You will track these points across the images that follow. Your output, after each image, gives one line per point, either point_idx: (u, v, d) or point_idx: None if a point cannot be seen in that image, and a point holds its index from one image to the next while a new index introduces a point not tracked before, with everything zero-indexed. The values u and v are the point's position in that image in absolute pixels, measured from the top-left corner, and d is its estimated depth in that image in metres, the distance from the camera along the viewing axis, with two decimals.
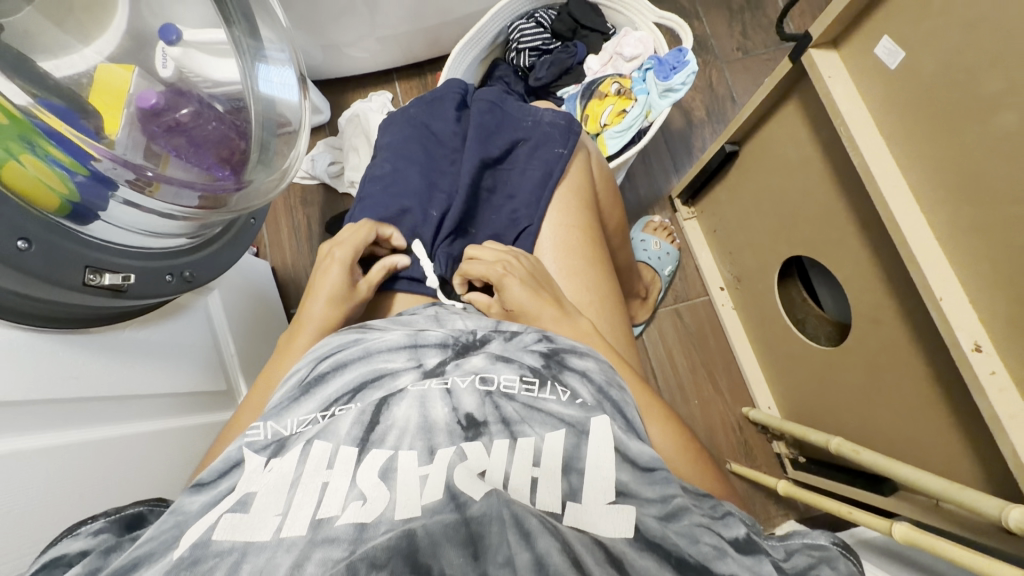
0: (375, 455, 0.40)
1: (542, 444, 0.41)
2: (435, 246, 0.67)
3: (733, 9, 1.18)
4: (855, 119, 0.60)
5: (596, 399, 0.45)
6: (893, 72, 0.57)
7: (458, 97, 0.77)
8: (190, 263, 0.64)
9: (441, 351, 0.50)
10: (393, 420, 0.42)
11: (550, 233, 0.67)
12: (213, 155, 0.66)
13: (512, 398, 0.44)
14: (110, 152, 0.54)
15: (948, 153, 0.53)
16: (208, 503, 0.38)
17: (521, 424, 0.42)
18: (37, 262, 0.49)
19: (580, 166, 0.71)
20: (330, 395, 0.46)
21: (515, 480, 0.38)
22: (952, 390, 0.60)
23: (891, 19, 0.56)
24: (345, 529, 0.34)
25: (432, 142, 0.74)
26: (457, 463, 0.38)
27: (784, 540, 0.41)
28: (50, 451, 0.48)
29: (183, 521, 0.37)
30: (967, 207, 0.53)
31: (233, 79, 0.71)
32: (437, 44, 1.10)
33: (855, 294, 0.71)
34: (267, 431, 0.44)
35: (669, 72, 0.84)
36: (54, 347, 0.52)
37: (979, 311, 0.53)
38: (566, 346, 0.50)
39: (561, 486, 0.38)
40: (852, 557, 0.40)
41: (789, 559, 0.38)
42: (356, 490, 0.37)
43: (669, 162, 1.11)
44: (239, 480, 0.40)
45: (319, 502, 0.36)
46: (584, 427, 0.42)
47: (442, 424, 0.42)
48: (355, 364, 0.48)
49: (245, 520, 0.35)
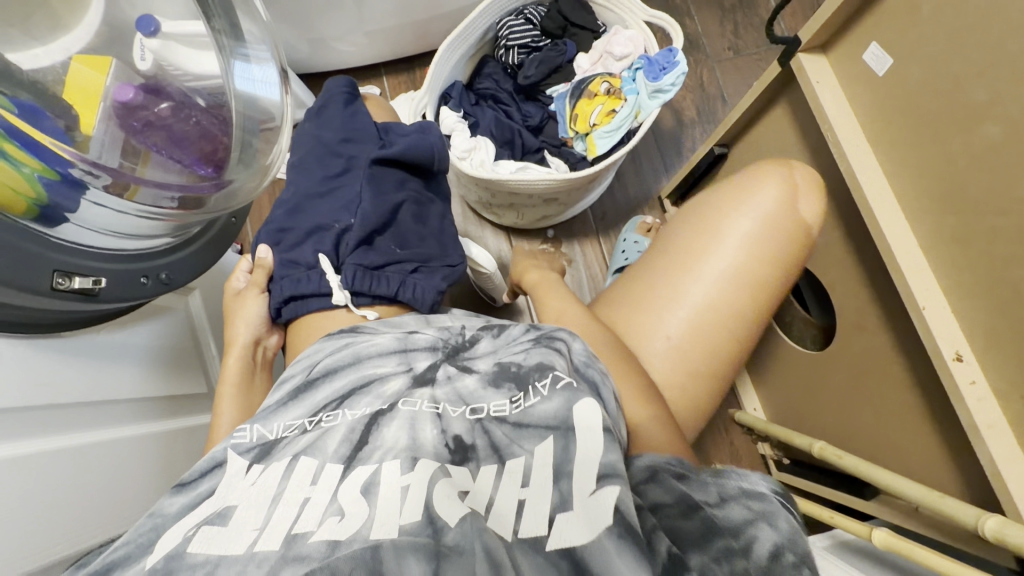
0: (361, 470, 0.39)
1: (532, 462, 0.40)
2: (343, 258, 0.59)
3: (725, 7, 1.17)
4: (842, 124, 0.59)
5: (575, 376, 0.46)
6: (881, 79, 0.57)
7: (346, 97, 0.69)
8: (165, 264, 0.62)
9: (430, 355, 0.52)
10: (382, 441, 0.42)
11: (692, 292, 0.58)
12: (194, 151, 0.65)
13: (502, 420, 0.43)
14: (85, 157, 0.53)
15: (934, 160, 0.53)
16: (187, 505, 0.39)
17: (510, 447, 0.41)
18: (1, 267, 0.46)
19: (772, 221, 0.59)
20: (318, 400, 0.47)
21: (499, 504, 0.37)
22: (931, 394, 0.60)
23: (880, 25, 0.55)
24: (317, 548, 0.33)
25: (321, 154, 0.66)
26: (441, 478, 0.38)
27: (717, 480, 0.39)
28: (22, 461, 0.46)
29: (160, 524, 0.38)
30: (949, 215, 0.53)
31: (212, 73, 0.68)
32: (425, 38, 1.08)
33: (841, 300, 0.71)
34: (252, 434, 0.45)
35: (659, 73, 0.83)
36: (27, 353, 0.50)
37: (960, 320, 0.53)
38: (553, 328, 0.52)
39: (551, 497, 0.37)
40: (788, 503, 0.37)
41: (721, 511, 0.35)
42: (336, 505, 0.37)
43: (659, 162, 1.11)
44: (221, 482, 0.41)
45: (297, 516, 0.36)
46: (570, 424, 0.41)
47: (429, 446, 0.41)
48: (344, 370, 0.49)
49: (222, 533, 0.35)
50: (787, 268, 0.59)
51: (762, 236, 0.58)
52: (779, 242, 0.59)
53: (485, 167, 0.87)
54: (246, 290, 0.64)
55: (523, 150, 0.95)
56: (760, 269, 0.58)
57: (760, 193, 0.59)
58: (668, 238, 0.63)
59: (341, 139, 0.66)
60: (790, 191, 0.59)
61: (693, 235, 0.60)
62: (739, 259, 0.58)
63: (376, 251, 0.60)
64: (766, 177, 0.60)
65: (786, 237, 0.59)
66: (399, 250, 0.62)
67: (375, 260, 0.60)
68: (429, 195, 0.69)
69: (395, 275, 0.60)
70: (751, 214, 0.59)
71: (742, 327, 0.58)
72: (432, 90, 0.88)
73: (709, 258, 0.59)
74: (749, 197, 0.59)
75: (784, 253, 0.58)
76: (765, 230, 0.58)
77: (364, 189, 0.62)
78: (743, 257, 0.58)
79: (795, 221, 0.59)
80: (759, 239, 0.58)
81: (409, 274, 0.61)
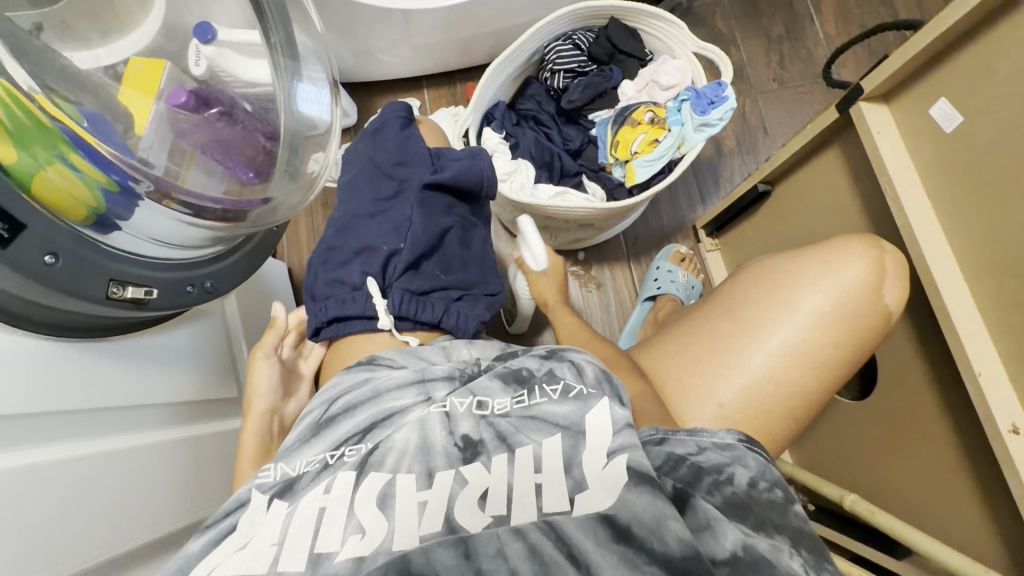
0: (375, 478, 0.40)
1: (541, 451, 0.41)
2: (390, 281, 0.60)
3: (772, 37, 1.15)
4: (901, 176, 0.57)
5: (595, 382, 0.45)
6: (948, 136, 0.54)
7: (402, 121, 0.69)
8: (210, 273, 0.63)
9: (448, 384, 0.49)
10: (393, 443, 0.43)
11: (755, 364, 0.55)
12: (239, 156, 0.67)
13: (507, 414, 0.44)
14: (146, 172, 0.54)
15: (1003, 223, 0.51)
16: (209, 542, 0.40)
17: (517, 436, 0.42)
18: (62, 277, 0.48)
19: (850, 297, 0.56)
20: (340, 434, 0.46)
21: (519, 491, 0.39)
22: (977, 461, 0.58)
23: (949, 81, 0.53)
24: (343, 566, 0.35)
25: (375, 174, 0.66)
26: (458, 491, 0.39)
27: (693, 433, 0.45)
28: (60, 464, 0.47)
29: (185, 564, 0.38)
30: (1012, 282, 0.51)
31: (262, 80, 0.70)
32: (469, 55, 1.09)
33: (884, 351, 0.69)
34: (276, 472, 0.44)
35: (707, 107, 0.83)
36: (71, 356, 0.51)
37: (1020, 392, 0.51)
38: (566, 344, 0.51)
39: (565, 484, 0.38)
40: (753, 443, 0.45)
41: (702, 456, 0.43)
42: (356, 521, 0.38)
43: (696, 191, 1.09)
44: (243, 516, 0.41)
45: (316, 531, 0.37)
46: (581, 427, 0.41)
47: (439, 446, 0.42)
48: (365, 405, 0.48)
49: (239, 558, 0.37)
50: (856, 353, 0.57)
51: (836, 317, 0.56)
52: (852, 325, 0.56)
53: (525, 191, 0.87)
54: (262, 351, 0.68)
55: (561, 173, 0.95)
56: (827, 350, 0.56)
57: (843, 269, 0.56)
58: (732, 296, 0.61)
59: (394, 162, 0.66)
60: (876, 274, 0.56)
61: (764, 300, 0.58)
62: (807, 334, 0.55)
63: (424, 274, 0.61)
64: (851, 254, 0.57)
65: (862, 320, 0.56)
66: (444, 276, 0.63)
67: (420, 286, 0.60)
68: (473, 219, 0.69)
69: (441, 301, 0.61)
70: (828, 290, 0.56)
71: (799, 405, 0.56)
72: (476, 110, 0.89)
73: (777, 327, 0.56)
74: (828, 271, 0.56)
75: (855, 338, 0.56)
76: (842, 310, 0.56)
77: (415, 214, 0.62)
78: (814, 333, 0.55)
79: (875, 308, 0.56)
80: (831, 319, 0.56)
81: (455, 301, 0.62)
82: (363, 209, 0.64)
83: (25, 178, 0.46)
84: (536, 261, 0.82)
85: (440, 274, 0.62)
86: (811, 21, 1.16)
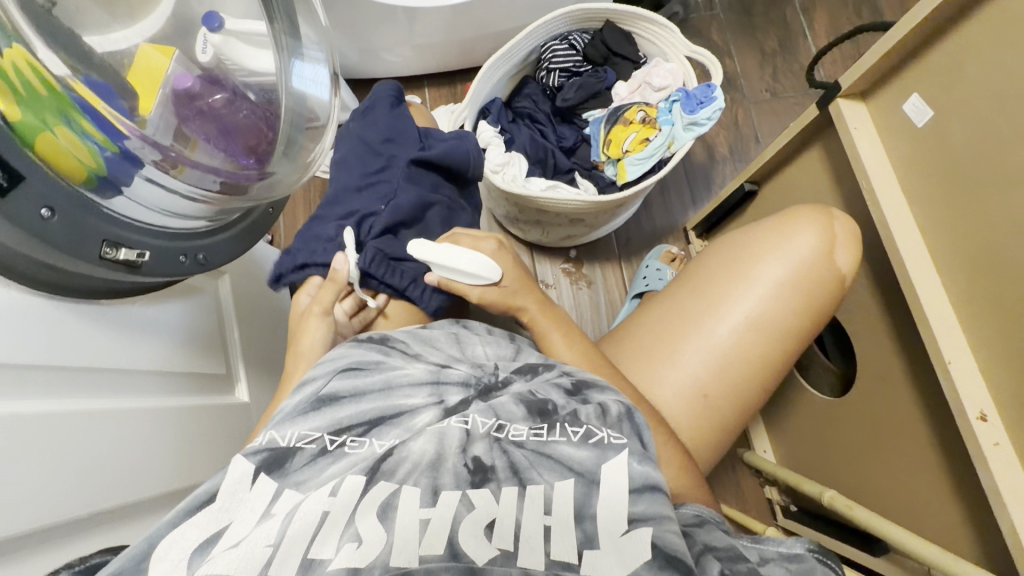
0: (381, 487, 0.41)
1: (552, 494, 0.42)
2: (367, 238, 0.62)
3: (766, 50, 1.19)
4: (877, 172, 0.59)
5: (616, 424, 0.46)
6: (921, 130, 0.56)
7: (391, 101, 0.72)
8: (203, 246, 0.64)
9: (462, 390, 0.51)
10: (408, 453, 0.44)
11: (719, 335, 0.57)
12: (240, 144, 0.69)
13: (521, 444, 0.45)
14: (140, 132, 0.56)
15: (975, 216, 0.52)
16: (184, 513, 0.39)
17: (530, 471, 0.43)
18: (58, 234, 0.49)
19: (817, 271, 0.58)
20: (341, 418, 0.46)
21: (526, 532, 0.40)
22: (951, 454, 0.59)
23: (920, 80, 0.55)
24: None
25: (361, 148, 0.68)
26: (464, 515, 0.40)
27: (759, 544, 0.46)
28: (45, 418, 0.48)
29: (153, 538, 0.37)
30: (980, 273, 0.52)
31: (266, 70, 0.73)
32: (470, 56, 1.11)
33: (863, 347, 0.70)
34: (265, 438, 0.44)
35: (696, 107, 0.85)
36: (59, 314, 0.52)
37: (989, 381, 0.52)
38: (590, 380, 0.52)
39: (574, 535, 0.40)
40: (827, 559, 0.43)
41: (765, 566, 0.42)
42: (354, 530, 0.38)
43: (688, 194, 1.12)
44: (223, 486, 0.40)
45: (314, 536, 0.38)
46: (594, 477, 0.43)
47: (450, 465, 0.43)
48: (374, 395, 0.49)
49: (230, 559, 0.35)
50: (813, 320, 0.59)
51: (794, 284, 0.58)
52: (811, 291, 0.58)
53: (516, 183, 0.89)
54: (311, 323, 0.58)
55: (554, 170, 0.97)
56: (786, 317, 0.58)
57: (795, 239, 0.58)
58: (698, 268, 0.62)
59: (383, 139, 0.68)
60: (826, 238, 0.58)
61: (723, 275, 0.59)
62: (765, 305, 0.57)
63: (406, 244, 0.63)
64: (801, 223, 0.59)
65: (817, 286, 0.58)
66: None
67: (396, 251, 0.62)
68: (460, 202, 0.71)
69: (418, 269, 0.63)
70: (785, 261, 0.58)
71: (763, 375, 0.58)
72: (472, 104, 0.91)
73: (738, 299, 0.58)
74: (784, 245, 0.58)
75: (812, 304, 0.58)
76: (799, 278, 0.58)
77: (401, 183, 0.65)
78: (770, 303, 0.57)
79: (829, 271, 0.58)
80: (790, 288, 0.58)
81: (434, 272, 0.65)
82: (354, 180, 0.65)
83: (29, 137, 0.48)
84: (484, 277, 0.58)
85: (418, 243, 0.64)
86: (803, 35, 1.19)
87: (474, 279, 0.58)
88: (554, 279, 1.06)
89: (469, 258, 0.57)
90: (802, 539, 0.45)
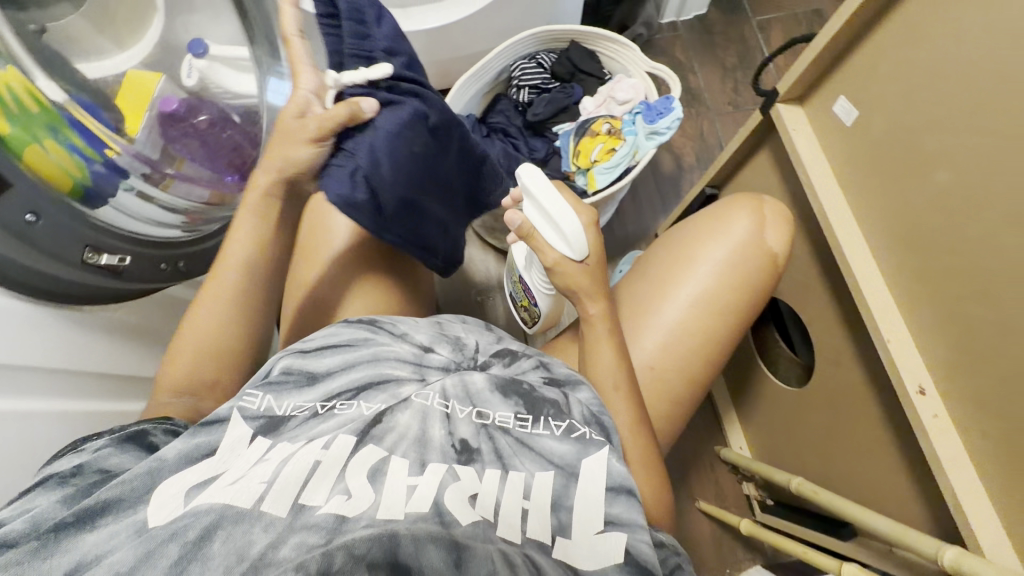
0: (371, 451, 0.44)
1: (531, 481, 0.45)
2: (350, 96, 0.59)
3: (727, 66, 1.26)
4: (815, 168, 0.64)
5: (584, 422, 0.50)
6: (848, 128, 0.61)
7: None
8: (186, 254, 0.66)
9: (443, 373, 0.53)
10: (395, 425, 0.46)
11: (671, 316, 0.60)
12: (223, 163, 0.76)
13: (506, 432, 0.48)
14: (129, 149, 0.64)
15: (901, 204, 0.57)
16: (184, 455, 0.42)
17: (512, 459, 0.46)
18: (41, 237, 0.50)
19: (756, 252, 0.61)
20: (332, 389, 0.49)
21: (506, 510, 0.43)
22: (900, 431, 0.62)
23: (846, 82, 0.60)
24: (324, 518, 0.38)
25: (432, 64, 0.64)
26: (450, 483, 0.43)
27: None
28: (3, 417, 0.49)
29: (156, 468, 0.41)
30: (910, 253, 0.57)
31: (249, 92, 0.79)
32: (447, 76, 1.17)
33: (818, 336, 0.74)
34: (261, 401, 0.47)
35: (656, 117, 0.90)
36: (42, 318, 0.53)
37: (925, 356, 0.56)
38: (563, 375, 0.54)
39: (550, 521, 0.43)
40: None
41: None
42: (343, 484, 0.41)
43: (658, 202, 1.17)
44: (223, 442, 0.44)
45: (305, 482, 0.40)
46: (574, 470, 0.46)
47: (436, 444, 0.46)
48: (362, 364, 0.51)
49: (228, 489, 0.39)
50: (755, 296, 0.61)
51: (733, 263, 0.61)
52: (749, 271, 0.61)
53: None
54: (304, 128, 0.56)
55: None
56: (730, 295, 0.60)
57: (733, 225, 0.62)
58: (654, 254, 0.66)
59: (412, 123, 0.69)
60: (758, 220, 0.62)
61: (678, 253, 0.63)
62: (716, 284, 0.60)
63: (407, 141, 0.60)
64: (738, 210, 0.62)
65: (753, 265, 0.61)
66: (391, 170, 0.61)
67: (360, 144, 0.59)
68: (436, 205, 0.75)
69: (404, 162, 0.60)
70: (726, 244, 0.61)
71: (712, 356, 0.61)
72: None
73: (683, 282, 0.61)
74: (719, 230, 0.62)
75: (750, 285, 0.61)
76: (738, 258, 0.61)
77: None
78: (713, 281, 0.60)
79: (763, 250, 0.61)
80: (730, 267, 0.61)
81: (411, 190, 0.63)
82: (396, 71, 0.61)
83: (20, 150, 0.50)
84: (573, 247, 0.54)
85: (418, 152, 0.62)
86: (761, 52, 1.26)
87: (563, 248, 0.55)
88: None
89: (571, 226, 0.54)
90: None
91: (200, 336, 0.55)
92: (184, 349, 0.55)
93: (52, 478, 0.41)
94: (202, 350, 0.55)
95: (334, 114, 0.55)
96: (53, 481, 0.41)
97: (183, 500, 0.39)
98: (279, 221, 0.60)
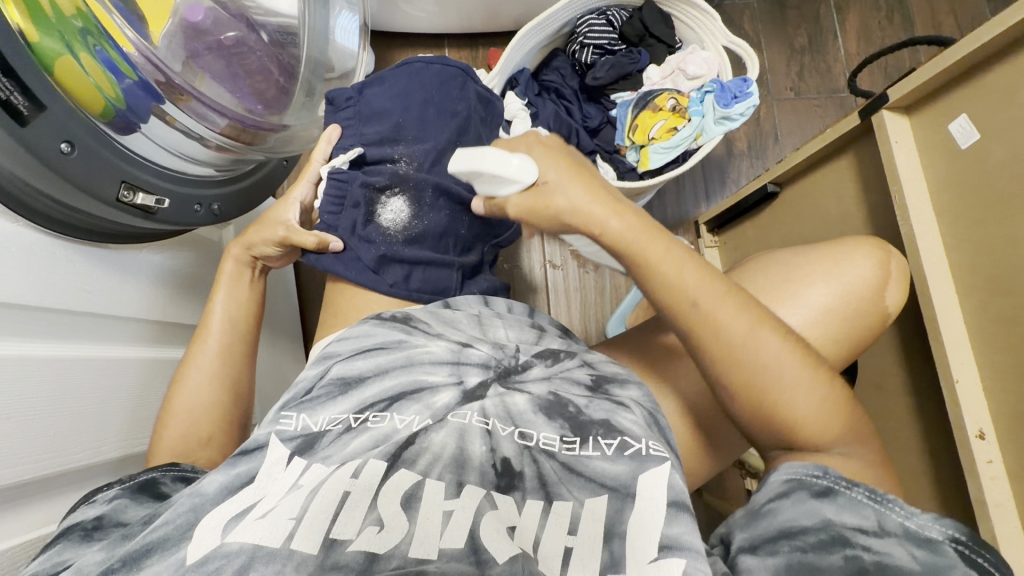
0: (404, 475, 0.42)
1: (580, 511, 0.42)
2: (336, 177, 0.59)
3: (795, 47, 1.17)
4: (912, 189, 0.59)
5: (647, 427, 0.47)
6: (961, 152, 0.57)
7: (457, 76, 0.66)
8: (218, 197, 0.63)
9: (482, 371, 0.51)
10: (428, 444, 0.44)
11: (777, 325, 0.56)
12: (248, 87, 0.65)
13: (551, 455, 0.45)
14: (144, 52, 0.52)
15: (1001, 243, 0.54)
16: (224, 487, 0.42)
17: (557, 486, 0.43)
18: (75, 168, 0.47)
19: (860, 309, 0.57)
20: (366, 397, 0.47)
21: (545, 547, 0.40)
22: (941, 466, 0.62)
23: (971, 100, 0.55)
24: (354, 558, 0.36)
25: (440, 99, 0.64)
26: (487, 510, 0.40)
27: (878, 502, 0.42)
28: (53, 362, 0.44)
29: (197, 505, 0.40)
30: (999, 296, 0.54)
31: (287, 11, 0.65)
32: (496, 18, 1.05)
33: (867, 358, 0.72)
34: (297, 422, 0.46)
35: (730, 101, 0.84)
36: (69, 256, 0.47)
37: (990, 402, 0.55)
38: (610, 374, 0.53)
39: (601, 557, 0.39)
40: (969, 548, 0.38)
41: (880, 537, 0.40)
42: (375, 514, 0.39)
43: (702, 187, 1.11)
44: (261, 468, 0.43)
45: (335, 515, 0.38)
46: (629, 490, 0.42)
47: (475, 462, 0.44)
48: (396, 371, 0.49)
49: (260, 524, 0.37)
50: (851, 350, 0.58)
51: (836, 311, 0.57)
52: (854, 325, 0.57)
53: None
54: (277, 226, 0.60)
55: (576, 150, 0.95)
56: (829, 344, 0.57)
57: (852, 268, 0.57)
58: (750, 278, 0.61)
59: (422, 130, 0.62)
60: (884, 276, 0.58)
61: (771, 288, 0.59)
62: (810, 328, 0.56)
63: (374, 212, 0.60)
64: (858, 255, 0.58)
65: (863, 322, 0.57)
66: (390, 232, 0.60)
67: (358, 216, 0.59)
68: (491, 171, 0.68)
69: (377, 233, 0.59)
70: (836, 287, 0.57)
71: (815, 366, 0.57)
72: (502, 73, 0.89)
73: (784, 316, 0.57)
74: (836, 269, 0.58)
75: (855, 338, 0.58)
76: (845, 306, 0.57)
77: (409, 157, 0.61)
78: (815, 329, 0.56)
79: (876, 310, 0.58)
80: (837, 315, 0.57)
81: (394, 247, 0.59)
82: (375, 131, 0.61)
83: (49, 62, 0.46)
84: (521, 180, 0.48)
85: (392, 204, 0.60)
86: (834, 36, 1.17)
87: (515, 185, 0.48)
88: (560, 260, 1.01)
89: (518, 160, 0.48)
90: (943, 521, 0.40)
91: (191, 406, 0.54)
92: (175, 417, 0.53)
93: (73, 531, 0.40)
94: (186, 427, 0.53)
95: (300, 238, 0.58)
96: (75, 535, 0.40)
97: (219, 532, 0.37)
98: (254, 282, 0.62)
